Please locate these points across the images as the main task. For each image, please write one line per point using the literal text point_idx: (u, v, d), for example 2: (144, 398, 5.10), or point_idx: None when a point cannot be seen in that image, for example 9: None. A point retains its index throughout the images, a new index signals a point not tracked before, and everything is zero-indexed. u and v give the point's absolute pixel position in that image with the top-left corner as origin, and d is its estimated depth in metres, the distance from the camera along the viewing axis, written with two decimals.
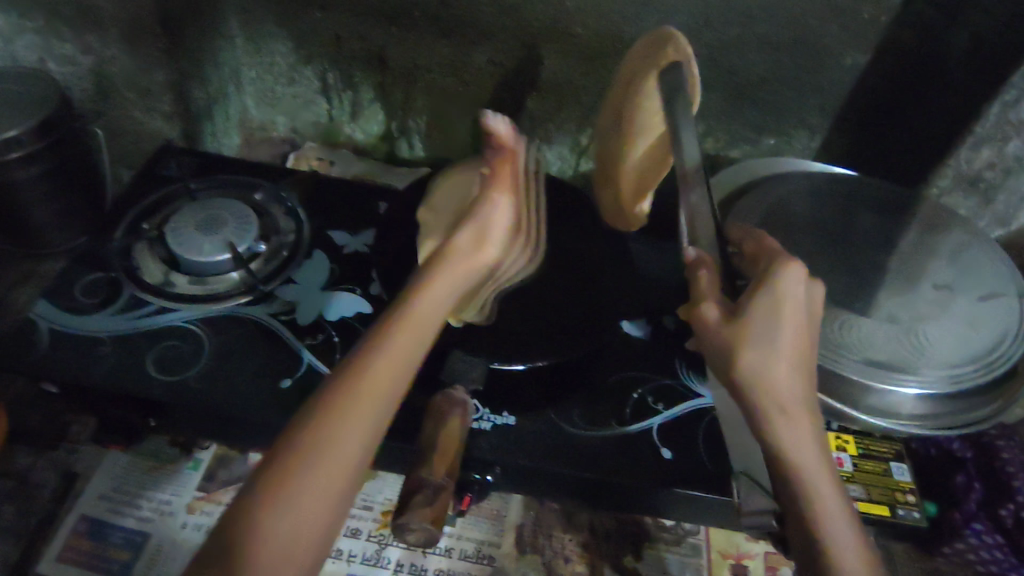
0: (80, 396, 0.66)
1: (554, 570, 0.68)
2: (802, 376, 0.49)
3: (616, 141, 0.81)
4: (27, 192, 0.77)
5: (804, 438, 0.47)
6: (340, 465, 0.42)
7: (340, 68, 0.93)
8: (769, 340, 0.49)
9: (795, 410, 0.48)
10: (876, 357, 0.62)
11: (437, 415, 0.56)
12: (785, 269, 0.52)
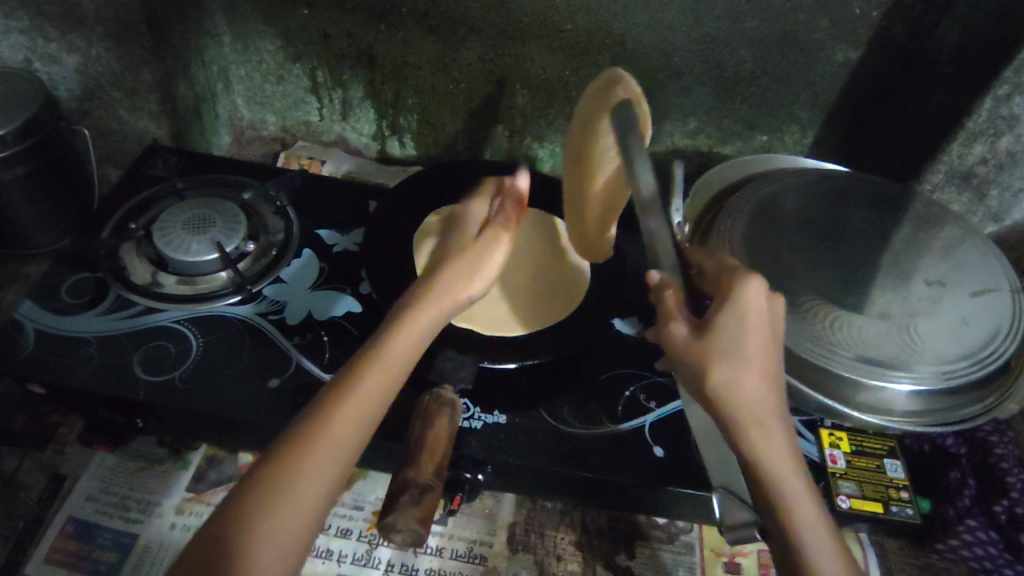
0: (67, 398, 0.65)
1: (546, 569, 0.68)
2: (769, 388, 0.52)
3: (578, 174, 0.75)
4: (13, 193, 0.77)
5: (767, 451, 0.49)
6: (308, 485, 0.44)
7: (329, 65, 0.92)
8: (732, 358, 0.52)
9: (765, 423, 0.50)
10: (869, 354, 0.61)
11: (425, 416, 0.54)
12: (745, 284, 0.55)
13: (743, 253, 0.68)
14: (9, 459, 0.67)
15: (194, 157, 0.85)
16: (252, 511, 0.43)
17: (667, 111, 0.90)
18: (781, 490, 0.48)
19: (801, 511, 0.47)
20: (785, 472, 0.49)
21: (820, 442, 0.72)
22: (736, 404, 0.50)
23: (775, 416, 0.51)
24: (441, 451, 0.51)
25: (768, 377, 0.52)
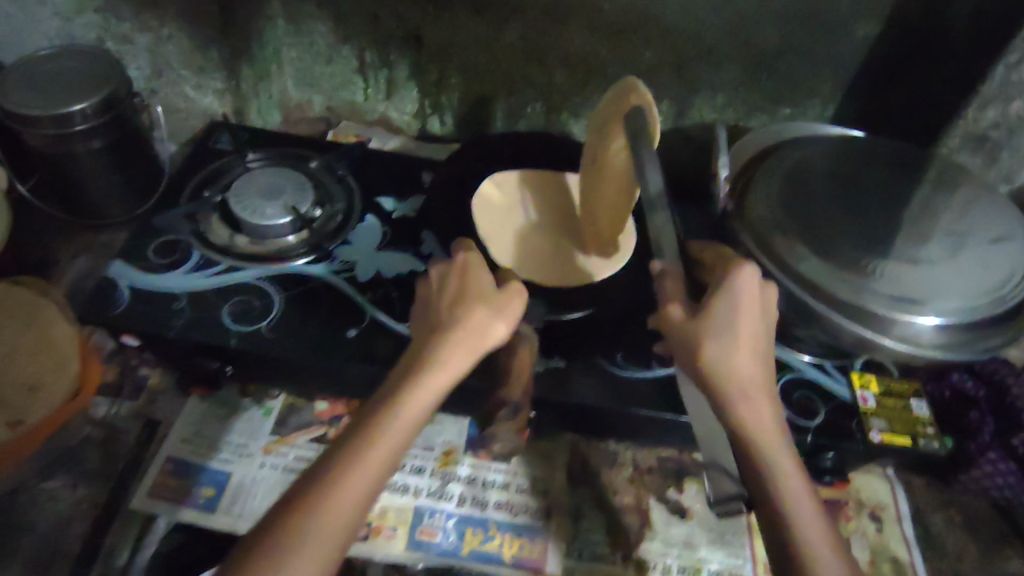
0: (162, 348, 0.70)
1: (604, 501, 0.74)
2: (758, 370, 0.55)
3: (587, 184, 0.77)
4: (91, 165, 0.81)
5: (765, 424, 0.53)
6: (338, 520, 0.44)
7: (377, 47, 0.97)
8: (726, 343, 0.54)
9: (755, 401, 0.53)
10: (900, 293, 0.68)
11: (510, 344, 0.67)
12: (738, 271, 0.58)
13: (781, 209, 0.75)
14: (105, 408, 0.72)
15: (257, 133, 0.90)
16: (289, 538, 0.43)
17: (698, 86, 0.96)
18: (774, 466, 0.51)
19: (790, 492, 0.50)
20: (772, 450, 0.52)
21: (852, 385, 0.77)
22: (729, 384, 0.53)
23: (763, 396, 0.54)
24: (527, 371, 0.68)
25: (758, 357, 0.55)
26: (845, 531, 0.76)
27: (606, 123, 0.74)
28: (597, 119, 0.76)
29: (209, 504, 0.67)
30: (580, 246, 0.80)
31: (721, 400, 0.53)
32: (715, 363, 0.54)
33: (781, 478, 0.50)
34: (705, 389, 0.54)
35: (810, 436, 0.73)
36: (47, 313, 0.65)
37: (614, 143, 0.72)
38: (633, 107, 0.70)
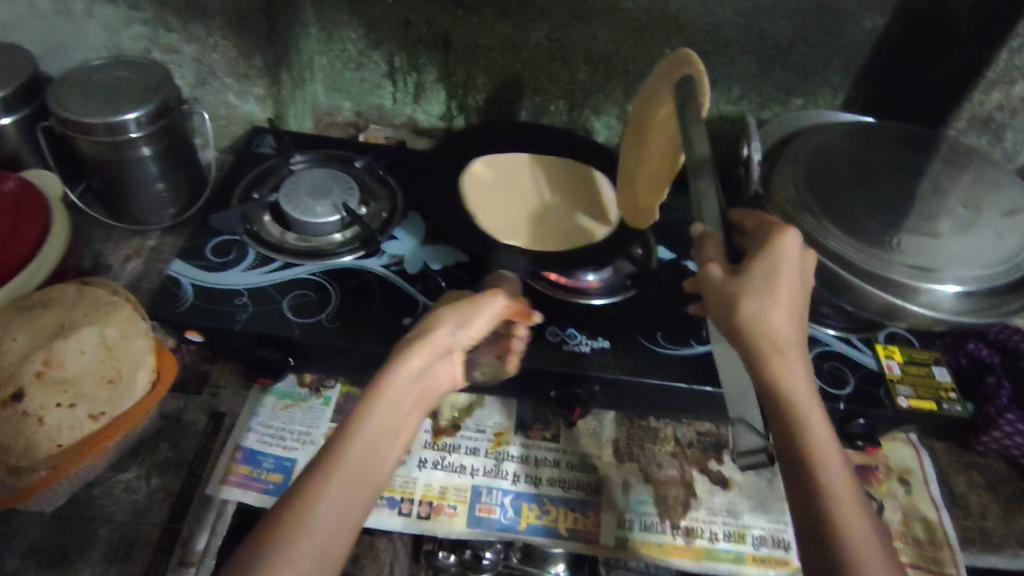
0: (226, 341, 0.74)
1: (651, 474, 0.77)
2: (793, 330, 0.58)
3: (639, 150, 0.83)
4: (143, 170, 0.84)
5: (795, 374, 0.56)
6: (322, 528, 0.45)
7: (406, 51, 1.01)
8: (765, 301, 0.57)
9: (789, 356, 0.56)
10: (921, 263, 0.72)
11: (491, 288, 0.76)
12: (779, 236, 0.61)
13: (805, 190, 0.80)
14: (172, 402, 0.75)
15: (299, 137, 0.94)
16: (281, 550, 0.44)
17: (716, 80, 1.00)
18: (801, 412, 0.54)
19: (819, 446, 0.53)
20: (805, 404, 0.55)
21: (877, 354, 0.82)
22: (766, 340, 0.56)
23: (796, 354, 0.57)
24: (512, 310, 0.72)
25: (794, 317, 0.58)
26: (876, 495, 0.81)
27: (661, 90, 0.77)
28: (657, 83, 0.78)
29: (278, 488, 0.71)
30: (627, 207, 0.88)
31: (755, 356, 0.56)
32: (752, 320, 0.57)
33: (811, 432, 0.54)
34: (742, 345, 0.57)
35: (842, 403, 0.77)
36: (125, 312, 0.68)
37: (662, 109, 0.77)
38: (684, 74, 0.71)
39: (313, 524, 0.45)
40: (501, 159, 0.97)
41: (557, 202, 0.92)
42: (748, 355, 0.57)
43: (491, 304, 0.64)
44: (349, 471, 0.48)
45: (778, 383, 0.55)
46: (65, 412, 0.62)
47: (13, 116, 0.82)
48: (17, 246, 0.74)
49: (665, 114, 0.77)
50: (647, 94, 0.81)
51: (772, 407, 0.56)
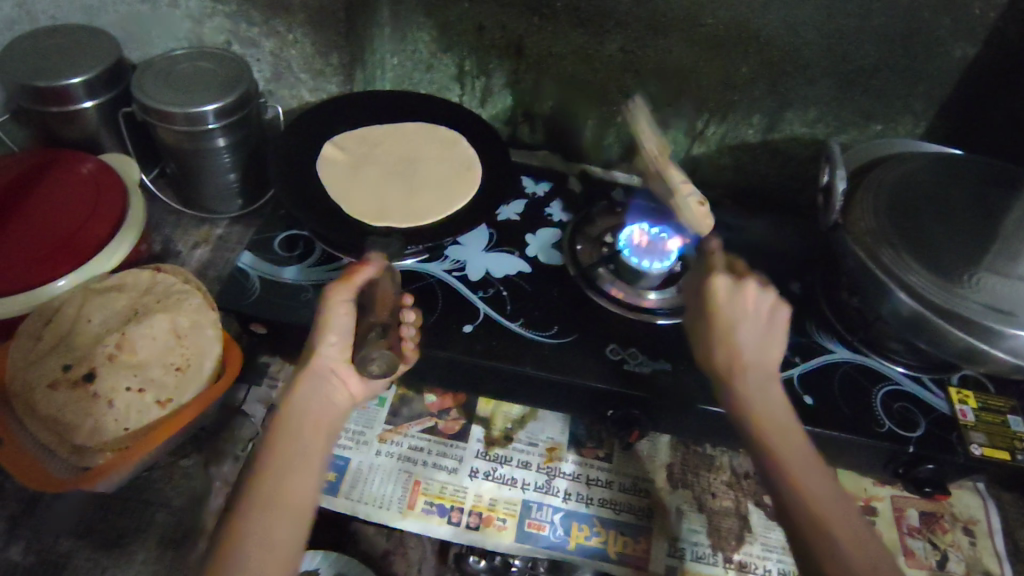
0: (288, 336, 0.74)
1: (704, 503, 0.76)
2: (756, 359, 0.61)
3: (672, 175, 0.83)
4: (216, 161, 0.86)
5: (768, 404, 0.59)
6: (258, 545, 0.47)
7: (477, 55, 1.00)
8: (721, 336, 0.61)
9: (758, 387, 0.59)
10: (1001, 305, 0.67)
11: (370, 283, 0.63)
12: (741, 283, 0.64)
13: (887, 221, 0.77)
14: (232, 391, 0.76)
15: (356, 111, 0.92)
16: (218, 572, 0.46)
17: (791, 101, 0.97)
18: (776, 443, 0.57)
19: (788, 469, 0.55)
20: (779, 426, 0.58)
21: (950, 398, 0.78)
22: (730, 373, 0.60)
23: (765, 382, 0.60)
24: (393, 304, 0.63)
25: (765, 349, 0.61)
26: (940, 544, 0.77)
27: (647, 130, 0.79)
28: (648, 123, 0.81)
29: (330, 487, 0.72)
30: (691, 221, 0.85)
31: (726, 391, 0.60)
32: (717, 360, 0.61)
33: (779, 456, 0.56)
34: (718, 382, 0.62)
35: (912, 446, 0.73)
36: (195, 301, 0.68)
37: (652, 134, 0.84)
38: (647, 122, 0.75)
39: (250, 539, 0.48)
40: (352, 132, 0.90)
41: (423, 169, 0.86)
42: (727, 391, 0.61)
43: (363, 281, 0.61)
44: (274, 484, 0.51)
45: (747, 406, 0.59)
46: (133, 395, 0.63)
47: (97, 100, 0.84)
48: (93, 227, 0.75)
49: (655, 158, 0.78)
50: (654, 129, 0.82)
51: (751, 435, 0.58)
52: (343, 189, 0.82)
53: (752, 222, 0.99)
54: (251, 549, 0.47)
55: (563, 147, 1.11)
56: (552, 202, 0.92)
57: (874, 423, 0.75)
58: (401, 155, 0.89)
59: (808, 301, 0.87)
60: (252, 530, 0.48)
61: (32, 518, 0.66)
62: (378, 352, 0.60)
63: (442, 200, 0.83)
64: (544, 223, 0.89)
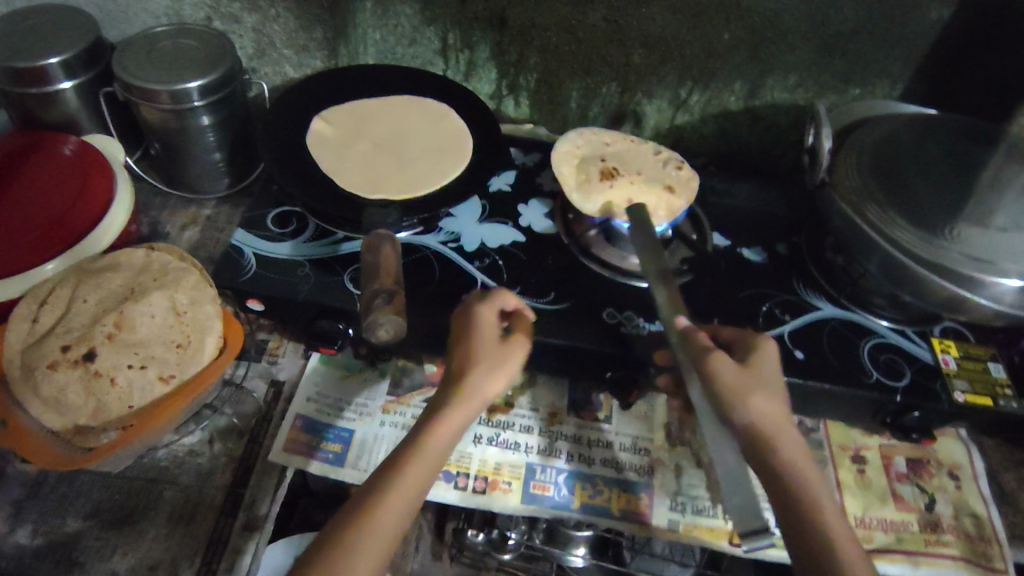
0: (287, 311, 0.74)
1: (702, 459, 0.78)
2: (780, 414, 0.61)
3: (630, 161, 0.87)
4: (202, 139, 0.85)
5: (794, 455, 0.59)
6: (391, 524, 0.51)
7: (461, 28, 1.00)
8: (754, 394, 0.60)
9: (785, 439, 0.60)
10: (978, 254, 0.70)
11: (371, 250, 0.64)
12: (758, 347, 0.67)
13: (872, 180, 0.79)
14: (231, 369, 0.76)
15: (339, 85, 0.91)
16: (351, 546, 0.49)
17: (772, 67, 0.99)
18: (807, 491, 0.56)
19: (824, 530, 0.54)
20: (812, 485, 0.57)
21: (933, 349, 0.81)
22: (759, 433, 0.60)
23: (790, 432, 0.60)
24: (391, 269, 0.62)
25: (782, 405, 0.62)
26: (927, 488, 0.80)
27: (578, 155, 0.87)
28: (578, 145, 0.88)
29: (337, 459, 0.71)
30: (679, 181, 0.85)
31: (761, 450, 0.59)
32: (748, 420, 0.60)
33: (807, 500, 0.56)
34: (742, 438, 0.61)
35: (899, 395, 0.76)
36: (193, 278, 0.68)
37: (583, 141, 0.89)
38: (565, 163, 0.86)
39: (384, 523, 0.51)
40: (338, 107, 0.88)
41: (413, 143, 0.85)
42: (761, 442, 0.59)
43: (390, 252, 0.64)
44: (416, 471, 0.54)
45: (781, 456, 0.58)
46: (135, 373, 0.63)
47: (76, 80, 0.82)
48: (81, 210, 0.74)
49: (596, 167, 0.85)
50: (589, 140, 0.89)
51: (774, 492, 0.58)
52: (333, 164, 0.81)
53: (738, 187, 1.01)
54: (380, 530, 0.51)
55: (548, 120, 1.11)
56: (542, 173, 0.93)
57: (862, 374, 0.77)
58: (390, 128, 0.87)
59: (794, 261, 0.90)
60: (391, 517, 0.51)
61: (37, 501, 0.65)
62: (385, 318, 0.58)
63: (433, 171, 0.82)
64: (536, 192, 0.90)
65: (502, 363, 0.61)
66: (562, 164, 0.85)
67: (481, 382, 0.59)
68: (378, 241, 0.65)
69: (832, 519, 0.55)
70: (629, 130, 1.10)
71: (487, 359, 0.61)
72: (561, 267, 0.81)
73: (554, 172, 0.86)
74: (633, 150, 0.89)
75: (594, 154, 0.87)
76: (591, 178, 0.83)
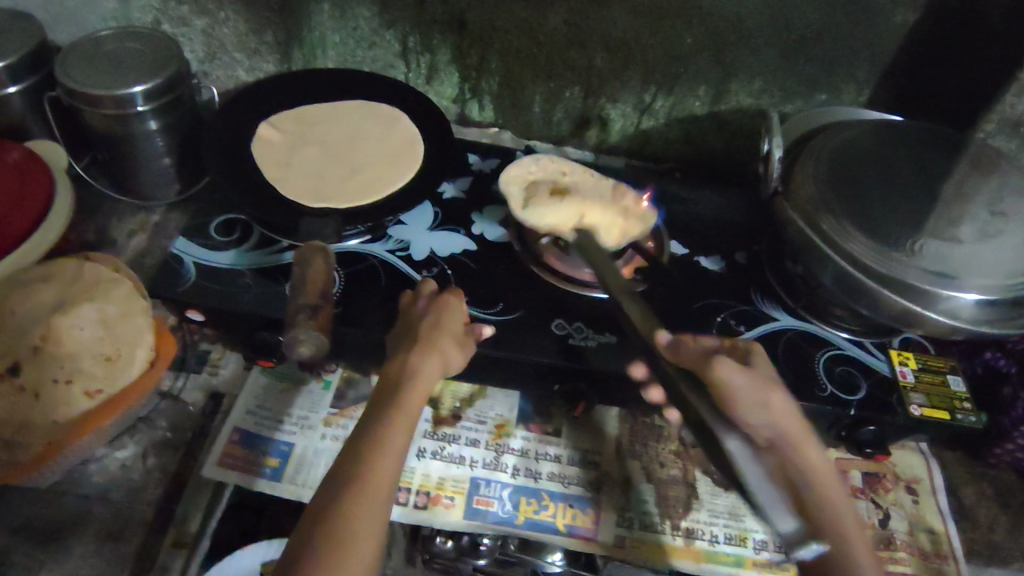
0: (225, 322, 0.72)
1: (652, 473, 0.76)
2: (800, 425, 0.60)
3: (582, 187, 0.85)
4: (148, 144, 0.83)
5: (815, 458, 0.60)
6: (379, 497, 0.52)
7: (420, 31, 0.98)
8: (775, 394, 0.60)
9: (803, 442, 0.60)
10: (937, 268, 0.69)
11: (305, 259, 0.73)
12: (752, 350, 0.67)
13: (827, 187, 0.77)
14: (171, 380, 0.75)
15: (290, 89, 0.90)
16: (348, 517, 0.50)
17: (736, 72, 0.97)
18: (825, 495, 0.59)
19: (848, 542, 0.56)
20: (829, 496, 0.59)
21: (891, 360, 0.80)
22: (779, 438, 0.60)
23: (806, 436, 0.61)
24: (320, 279, 0.72)
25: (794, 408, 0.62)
26: (882, 503, 0.79)
27: (530, 179, 0.86)
28: (531, 168, 0.88)
29: (275, 474, 0.70)
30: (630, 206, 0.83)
31: (785, 459, 0.59)
32: (767, 428, 0.60)
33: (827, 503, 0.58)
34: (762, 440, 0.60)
35: (852, 409, 0.74)
36: (125, 289, 0.66)
37: (535, 164, 0.88)
38: (515, 187, 0.85)
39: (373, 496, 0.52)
40: (288, 111, 0.87)
41: (363, 149, 0.84)
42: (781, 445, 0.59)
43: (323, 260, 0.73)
44: (390, 444, 0.55)
45: (804, 461, 0.59)
46: (60, 388, 0.62)
47: (20, 86, 0.81)
48: (23, 211, 0.73)
49: (547, 190, 0.84)
50: (542, 165, 0.88)
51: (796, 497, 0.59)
52: (277, 170, 0.79)
53: (701, 193, 0.99)
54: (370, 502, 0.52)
55: (513, 124, 1.09)
56: (498, 179, 0.91)
57: (815, 387, 0.76)
58: (341, 134, 0.86)
59: (753, 270, 0.88)
60: (374, 488, 0.52)
61: None
62: (307, 336, 0.67)
63: (382, 178, 0.81)
64: (491, 199, 0.89)
65: (461, 343, 0.65)
66: (511, 184, 0.85)
67: (447, 353, 0.62)
68: (315, 254, 0.73)
69: (851, 528, 0.58)
70: (595, 135, 1.09)
71: (449, 342, 0.63)
72: (511, 276, 0.79)
73: (504, 191, 0.85)
74: (584, 176, 0.88)
75: (547, 178, 0.87)
76: (540, 199, 0.82)
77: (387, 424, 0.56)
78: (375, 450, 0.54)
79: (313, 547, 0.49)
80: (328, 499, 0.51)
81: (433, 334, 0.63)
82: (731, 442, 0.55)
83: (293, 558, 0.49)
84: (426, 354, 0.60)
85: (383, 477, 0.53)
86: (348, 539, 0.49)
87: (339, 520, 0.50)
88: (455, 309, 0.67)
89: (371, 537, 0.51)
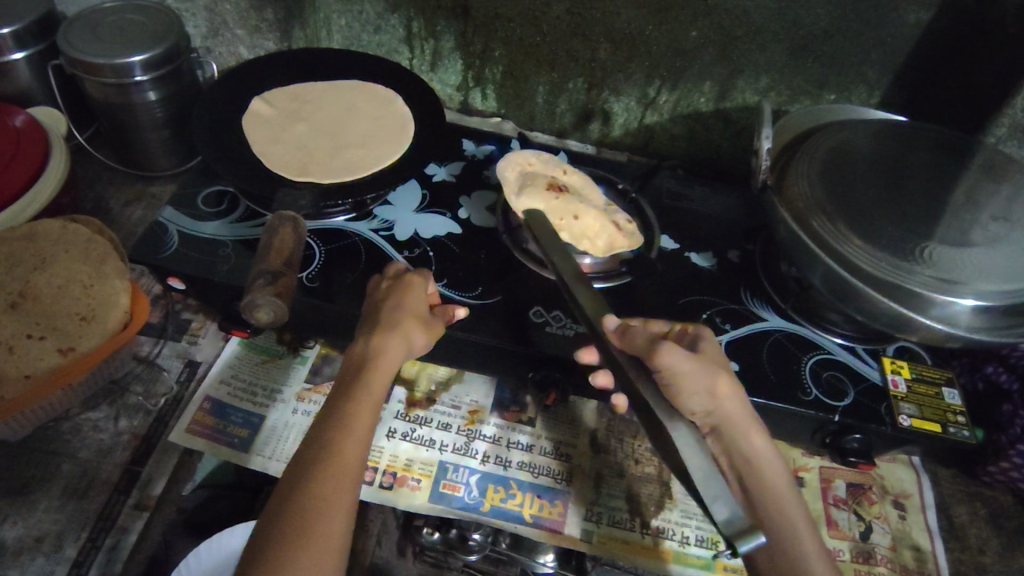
0: (203, 290, 0.73)
1: (625, 469, 0.75)
2: (740, 406, 0.61)
3: (580, 190, 0.84)
4: (146, 116, 0.84)
5: (758, 444, 0.61)
6: (348, 471, 0.51)
7: (425, 16, 0.98)
8: (718, 378, 0.61)
9: (748, 431, 0.61)
10: (936, 272, 0.64)
11: (271, 228, 0.67)
12: (699, 336, 0.68)
13: (821, 186, 0.73)
14: (150, 346, 0.76)
15: (292, 67, 0.92)
16: (312, 492, 0.49)
17: (742, 68, 0.95)
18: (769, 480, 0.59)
19: (788, 514, 0.58)
20: (773, 485, 0.59)
21: (883, 368, 0.76)
22: (722, 422, 0.61)
23: (750, 424, 0.61)
24: (288, 246, 0.65)
25: (738, 396, 0.62)
26: (865, 515, 0.76)
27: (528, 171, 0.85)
28: (532, 161, 0.86)
29: (243, 443, 0.70)
30: (621, 220, 0.82)
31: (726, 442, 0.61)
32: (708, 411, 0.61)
33: (768, 488, 0.59)
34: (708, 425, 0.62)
35: (838, 415, 0.71)
36: (102, 250, 0.68)
37: (538, 161, 0.86)
38: (511, 179, 0.83)
39: (339, 471, 0.50)
40: (284, 91, 0.88)
41: (352, 130, 0.84)
42: (727, 432, 0.61)
43: (295, 230, 0.67)
44: (354, 421, 0.54)
45: (745, 446, 0.60)
46: (34, 343, 0.62)
47: (26, 52, 0.83)
48: (22, 162, 0.75)
49: (545, 184, 0.81)
50: (544, 161, 0.86)
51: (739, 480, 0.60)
52: (263, 142, 0.80)
53: (701, 191, 0.97)
54: (338, 477, 0.50)
55: (516, 115, 1.09)
56: (491, 166, 0.91)
57: (800, 390, 0.72)
58: (333, 114, 0.87)
59: (745, 269, 0.86)
60: (344, 461, 0.51)
61: None
62: (264, 300, 0.59)
63: (367, 157, 0.81)
64: (481, 186, 0.88)
65: (426, 323, 0.63)
66: (508, 171, 0.84)
67: (411, 333, 0.60)
68: (283, 223, 0.67)
69: (790, 508, 0.58)
70: (598, 128, 1.08)
71: (413, 317, 0.62)
72: (491, 262, 0.78)
73: (500, 178, 0.84)
74: (584, 183, 0.85)
75: (546, 172, 0.85)
76: (535, 191, 0.80)
77: (352, 403, 0.55)
78: (341, 433, 0.53)
79: (277, 523, 0.47)
80: (291, 476, 0.50)
81: (398, 310, 0.62)
82: (676, 429, 0.51)
83: (262, 545, 0.47)
84: (388, 334, 0.59)
85: (350, 453, 0.52)
86: (315, 510, 0.48)
87: (303, 498, 0.48)
88: (417, 285, 0.65)
89: (343, 517, 0.49)
